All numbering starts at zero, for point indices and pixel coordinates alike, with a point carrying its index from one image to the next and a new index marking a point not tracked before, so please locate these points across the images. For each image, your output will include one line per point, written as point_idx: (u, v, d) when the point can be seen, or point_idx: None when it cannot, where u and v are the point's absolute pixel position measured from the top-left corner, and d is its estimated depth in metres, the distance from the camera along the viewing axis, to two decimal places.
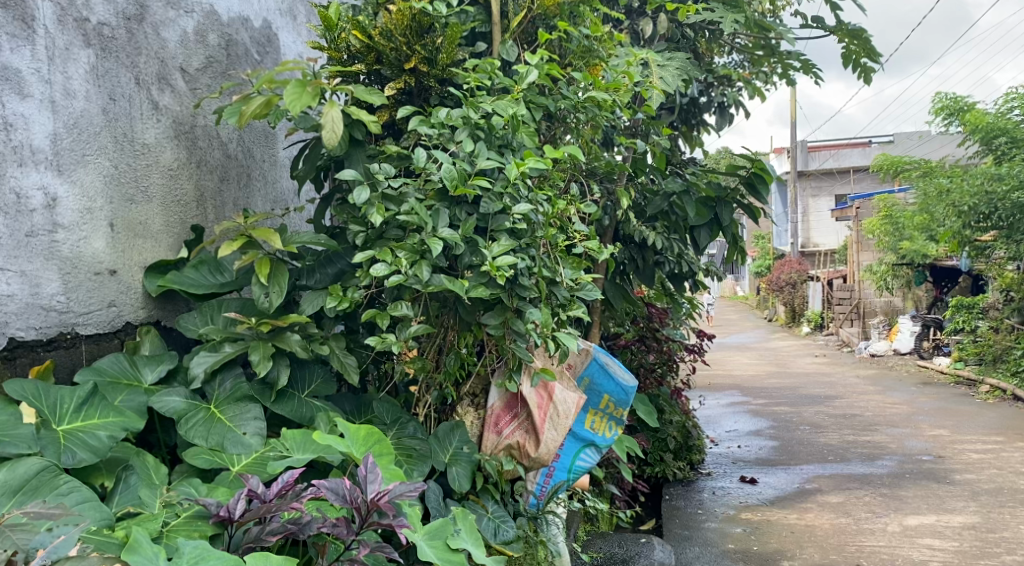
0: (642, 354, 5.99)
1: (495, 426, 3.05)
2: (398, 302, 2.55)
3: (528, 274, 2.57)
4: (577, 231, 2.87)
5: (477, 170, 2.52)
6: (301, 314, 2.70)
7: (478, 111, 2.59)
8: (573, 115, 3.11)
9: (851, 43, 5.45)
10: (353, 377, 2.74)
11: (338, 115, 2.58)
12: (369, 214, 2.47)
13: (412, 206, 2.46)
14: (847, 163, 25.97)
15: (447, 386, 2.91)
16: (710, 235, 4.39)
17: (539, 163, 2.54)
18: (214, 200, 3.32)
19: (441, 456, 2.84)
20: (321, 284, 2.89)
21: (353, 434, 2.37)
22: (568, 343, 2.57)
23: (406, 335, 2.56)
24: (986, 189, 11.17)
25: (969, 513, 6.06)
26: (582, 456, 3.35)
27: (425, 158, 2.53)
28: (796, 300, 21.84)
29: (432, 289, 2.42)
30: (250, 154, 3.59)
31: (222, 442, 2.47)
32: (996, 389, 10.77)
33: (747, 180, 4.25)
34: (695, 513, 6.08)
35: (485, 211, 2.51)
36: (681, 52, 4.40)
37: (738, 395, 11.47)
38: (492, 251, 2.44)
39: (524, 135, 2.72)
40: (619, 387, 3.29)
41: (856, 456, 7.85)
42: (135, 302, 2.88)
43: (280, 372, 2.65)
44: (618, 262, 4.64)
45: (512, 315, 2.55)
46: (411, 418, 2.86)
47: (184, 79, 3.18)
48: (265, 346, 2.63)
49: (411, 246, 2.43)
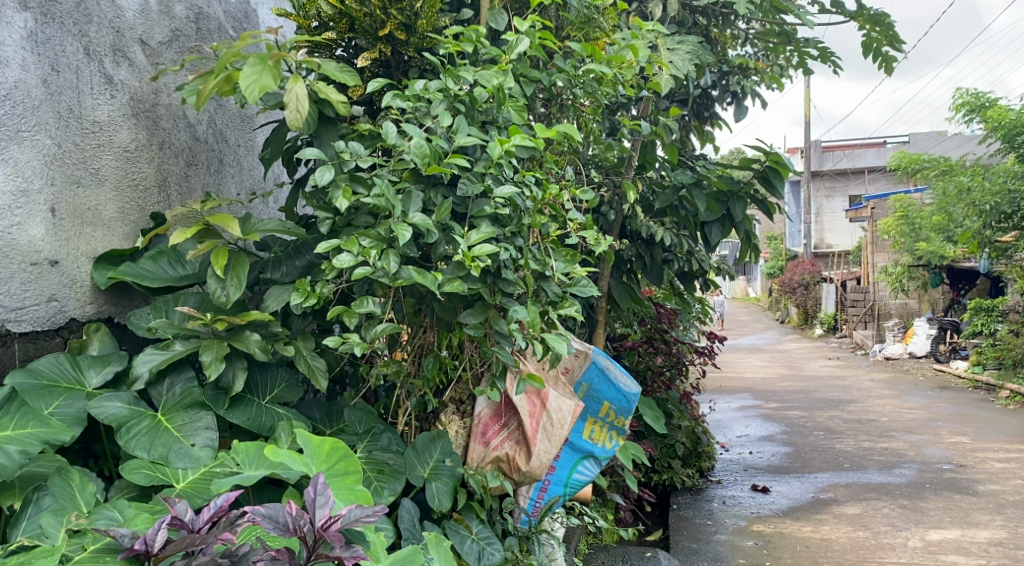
0: (649, 356, 5.70)
1: (482, 436, 2.77)
2: (365, 298, 2.25)
3: (513, 267, 2.25)
4: (572, 220, 2.56)
5: (455, 147, 2.21)
6: (264, 311, 2.42)
7: (458, 82, 2.28)
8: (570, 90, 2.80)
9: (873, 29, 5.12)
10: (320, 383, 2.46)
11: (303, 91, 2.28)
12: (334, 198, 2.18)
13: (380, 189, 2.14)
14: (861, 163, 25.50)
15: (427, 393, 2.60)
16: (722, 232, 4.10)
17: (527, 141, 2.22)
18: (180, 185, 3.03)
19: (421, 471, 2.54)
20: (288, 278, 2.58)
21: (313, 450, 2.09)
22: (558, 346, 2.26)
23: (372, 336, 2.25)
24: (1009, 187, 10.81)
25: (996, 528, 5.72)
26: (579, 469, 3.06)
27: (396, 132, 2.21)
28: (809, 302, 21.45)
29: (401, 283, 2.11)
30: (222, 137, 3.32)
31: (166, 454, 2.18)
32: (1017, 395, 10.38)
33: (761, 174, 3.94)
34: (704, 524, 5.76)
35: (465, 193, 2.21)
36: (694, 35, 4.08)
37: (751, 399, 11.11)
38: (469, 240, 2.15)
39: (512, 110, 2.38)
40: (622, 393, 3.04)
41: (872, 464, 7.51)
42: (81, 297, 2.60)
43: (237, 374, 2.37)
44: (623, 259, 4.38)
45: (495, 313, 2.25)
46: (385, 429, 2.57)
47: (145, 52, 2.89)
48: (219, 346, 2.34)
49: (377, 234, 2.12)
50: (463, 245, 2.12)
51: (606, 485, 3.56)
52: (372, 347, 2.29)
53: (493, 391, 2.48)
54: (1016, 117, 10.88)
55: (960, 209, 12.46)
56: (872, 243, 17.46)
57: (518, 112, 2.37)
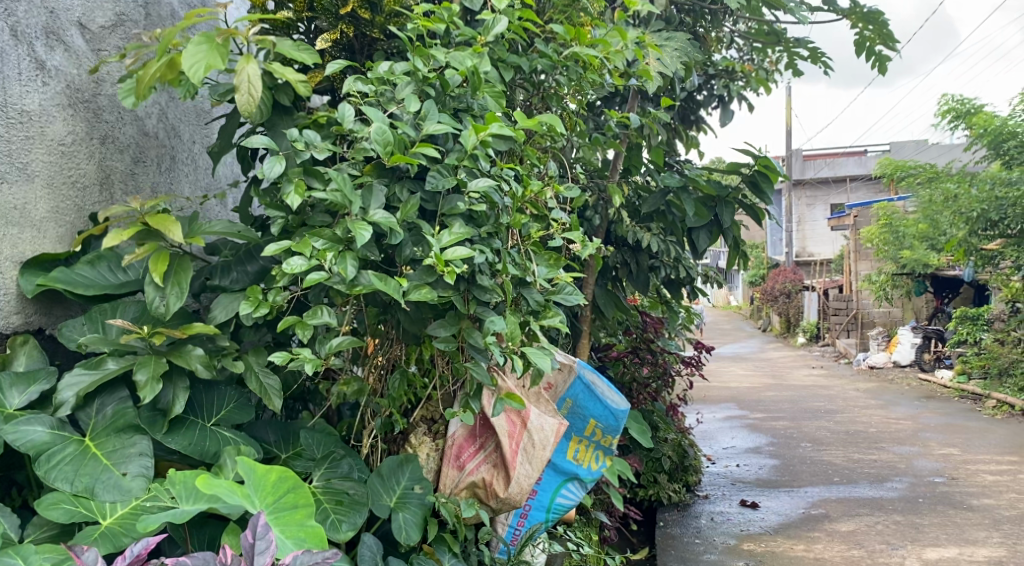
0: (634, 367, 5.44)
1: (456, 460, 2.52)
2: (319, 308, 1.97)
3: (489, 272, 1.98)
4: (556, 219, 2.30)
5: (423, 135, 1.90)
6: (210, 323, 2.16)
7: (427, 62, 2.00)
8: (551, 78, 2.55)
9: (866, 28, 4.90)
10: (274, 404, 2.20)
11: (255, 72, 2.02)
12: (284, 193, 1.92)
13: (334, 182, 1.86)
14: (843, 172, 25.43)
15: (394, 413, 2.33)
16: (709, 239, 3.85)
17: (507, 129, 1.95)
18: (124, 182, 2.76)
19: (386, 499, 2.31)
20: (238, 285, 2.32)
21: (257, 480, 1.83)
22: (541, 362, 1.96)
23: (327, 351, 1.95)
24: (997, 194, 10.63)
25: (994, 546, 5.51)
26: (563, 493, 2.84)
27: (354, 118, 1.94)
28: (791, 311, 21.27)
29: (359, 291, 1.83)
30: (174, 132, 3.05)
31: (91, 486, 1.89)
32: (1004, 404, 10.21)
33: (750, 179, 3.71)
34: (693, 543, 5.51)
35: (435, 187, 1.92)
36: (683, 32, 3.86)
37: (736, 409, 10.87)
38: (440, 240, 1.87)
39: (489, 95, 2.11)
40: (609, 410, 2.87)
41: (863, 477, 7.29)
42: (5, 307, 2.32)
43: (177, 395, 2.08)
44: (609, 266, 4.15)
45: (469, 324, 1.96)
46: (346, 454, 2.30)
47: (84, 36, 2.62)
48: (157, 362, 2.05)
49: (332, 233, 1.84)
50: (435, 246, 1.84)
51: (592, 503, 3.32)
52: (327, 363, 2.01)
53: (466, 413, 2.20)
54: (1001, 124, 10.73)
55: (946, 217, 12.31)
56: (856, 250, 17.31)
57: (496, 98, 2.10)
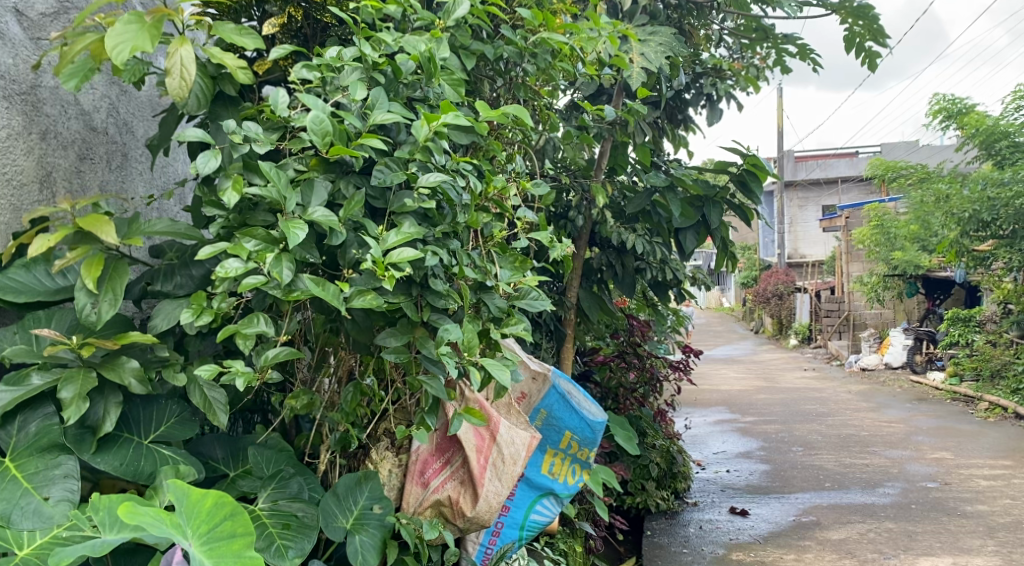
0: (621, 372, 5.25)
1: (420, 477, 2.36)
2: (255, 316, 1.81)
3: (443, 275, 1.83)
4: (522, 217, 2.16)
5: (370, 126, 1.73)
6: (149, 332, 1.97)
7: (378, 47, 1.83)
8: (519, 67, 2.41)
9: (856, 23, 4.75)
10: (219, 419, 1.98)
11: (190, 56, 1.90)
12: (220, 190, 1.74)
13: (268, 175, 1.68)
14: (834, 173, 25.31)
15: (350, 429, 2.15)
16: (697, 240, 3.70)
17: (463, 118, 1.78)
18: (69, 181, 2.59)
19: (342, 522, 2.13)
20: (181, 290, 2.12)
21: (189, 507, 1.65)
22: (500, 376, 1.82)
23: (263, 365, 1.80)
24: (989, 195, 10.45)
25: (989, 555, 5.36)
26: (538, 508, 2.67)
27: (286, 104, 1.83)
28: (783, 312, 21.14)
29: (296, 298, 1.66)
30: (127, 128, 2.88)
31: (7, 512, 1.72)
32: (996, 406, 10.08)
33: (738, 178, 3.56)
34: (681, 553, 5.34)
35: (382, 181, 1.75)
36: (668, 26, 3.71)
37: (726, 412, 10.72)
38: (386, 241, 1.71)
39: (447, 83, 1.94)
40: (585, 422, 2.72)
41: (855, 483, 7.13)
42: None
43: (108, 412, 1.91)
44: (593, 267, 4.05)
45: (422, 333, 1.81)
46: (296, 473, 2.13)
47: (22, 23, 2.45)
48: (85, 377, 1.87)
49: (264, 233, 1.68)
50: (377, 248, 1.68)
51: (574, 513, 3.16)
52: (265, 377, 1.85)
53: (422, 430, 2.05)
54: (994, 123, 10.60)
55: (937, 218, 12.18)
56: (847, 251, 17.19)
57: (454, 87, 1.94)
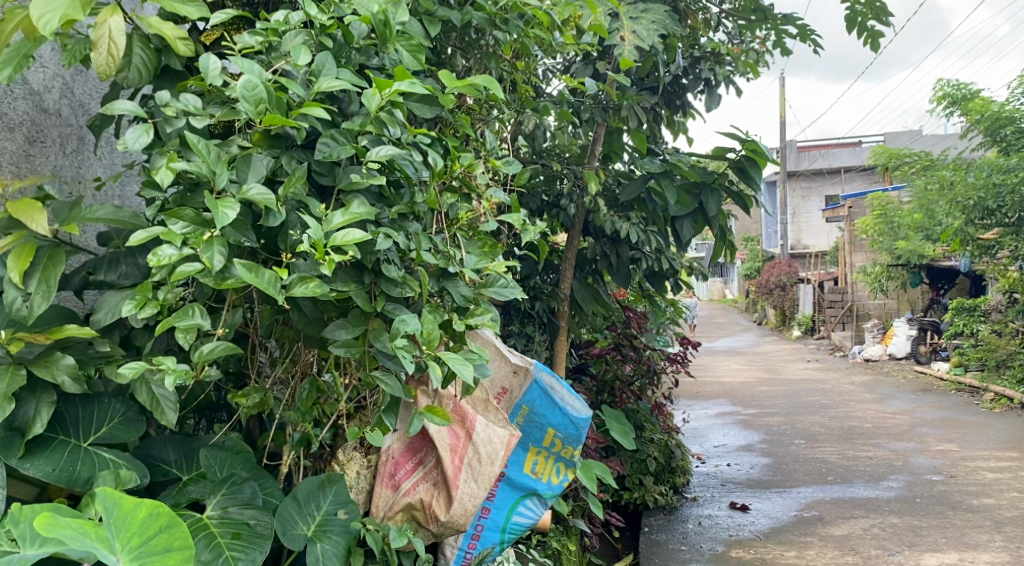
0: (617, 364, 5.08)
1: (391, 478, 2.21)
2: (191, 307, 1.67)
3: (399, 261, 1.72)
4: (490, 199, 2.07)
5: (314, 94, 1.60)
6: (89, 327, 1.79)
7: (328, 10, 1.69)
8: (490, 32, 2.27)
9: (857, 1, 4.56)
10: (167, 419, 1.79)
11: (121, 26, 1.72)
12: (152, 168, 1.58)
13: (198, 150, 1.54)
14: (837, 163, 25.06)
15: (309, 428, 1.99)
16: (693, 229, 3.48)
17: (418, 86, 1.64)
18: (16, 164, 2.42)
19: (302, 528, 1.97)
20: (127, 281, 1.94)
21: (119, 519, 1.49)
22: (461, 371, 1.69)
23: (199, 358, 1.66)
24: (994, 182, 10.25)
25: (997, 550, 5.19)
26: (520, 510, 2.49)
27: (218, 70, 1.65)
28: (786, 304, 20.96)
29: (231, 286, 1.53)
30: (82, 109, 2.72)
31: None
32: (1002, 397, 9.91)
33: (737, 164, 3.33)
34: (678, 550, 5.17)
35: (327, 154, 1.62)
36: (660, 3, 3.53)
37: (729, 405, 10.54)
38: (331, 222, 1.58)
39: (406, 49, 1.81)
40: (569, 419, 2.57)
41: (858, 476, 6.97)
42: None
43: (40, 412, 1.76)
44: (586, 258, 3.89)
45: (378, 324, 1.71)
46: (249, 477, 1.97)
47: None
48: (13, 374, 1.71)
49: (192, 214, 1.53)
50: (318, 228, 1.55)
51: (566, 511, 2.99)
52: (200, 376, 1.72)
53: (377, 432, 1.92)
54: (999, 109, 10.40)
55: (941, 206, 11.98)
56: (850, 241, 16.99)
57: (413, 53, 1.82)
